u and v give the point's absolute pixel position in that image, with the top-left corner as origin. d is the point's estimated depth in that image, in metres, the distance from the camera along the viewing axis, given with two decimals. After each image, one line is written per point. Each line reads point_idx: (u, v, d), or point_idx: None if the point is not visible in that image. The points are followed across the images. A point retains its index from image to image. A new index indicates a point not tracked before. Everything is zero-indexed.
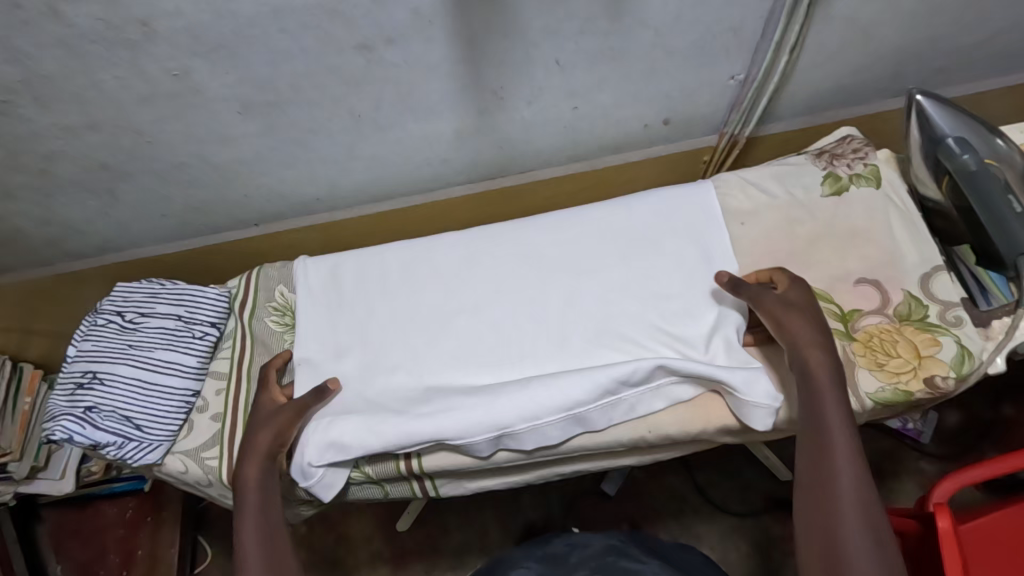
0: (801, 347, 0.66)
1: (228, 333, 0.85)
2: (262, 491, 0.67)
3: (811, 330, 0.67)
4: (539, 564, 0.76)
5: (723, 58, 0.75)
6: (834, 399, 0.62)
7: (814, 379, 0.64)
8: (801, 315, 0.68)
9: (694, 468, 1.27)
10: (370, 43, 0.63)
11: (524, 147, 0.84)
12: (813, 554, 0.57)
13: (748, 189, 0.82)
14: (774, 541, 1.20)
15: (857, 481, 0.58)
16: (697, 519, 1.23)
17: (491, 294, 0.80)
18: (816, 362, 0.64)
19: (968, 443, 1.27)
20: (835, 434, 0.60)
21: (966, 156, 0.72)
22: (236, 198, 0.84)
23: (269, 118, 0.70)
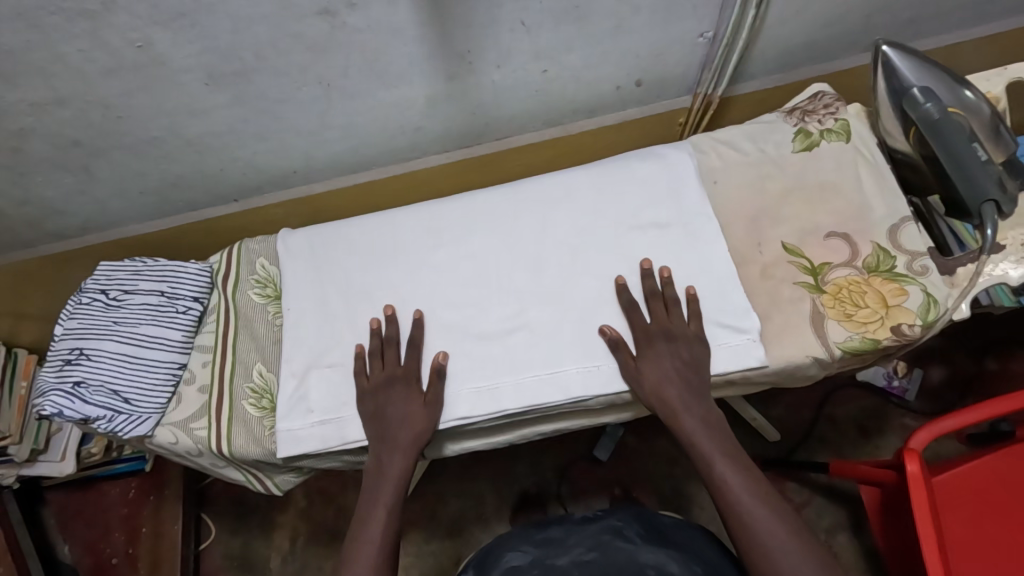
0: (675, 414, 0.70)
1: (212, 307, 0.85)
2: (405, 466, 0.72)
3: (683, 397, 0.70)
4: (535, 547, 0.76)
5: (692, 15, 0.75)
6: (721, 453, 0.68)
7: (699, 448, 0.69)
8: (658, 374, 0.71)
9: None
10: (333, 8, 0.62)
11: (496, 112, 0.84)
12: None
13: (720, 148, 0.82)
14: None
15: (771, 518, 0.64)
16: (688, 479, 1.28)
17: (467, 229, 0.84)
18: (689, 423, 0.69)
19: (950, 401, 1.31)
20: (731, 483, 0.66)
21: (929, 105, 0.69)
22: (213, 173, 0.85)
23: (237, 88, 0.71)
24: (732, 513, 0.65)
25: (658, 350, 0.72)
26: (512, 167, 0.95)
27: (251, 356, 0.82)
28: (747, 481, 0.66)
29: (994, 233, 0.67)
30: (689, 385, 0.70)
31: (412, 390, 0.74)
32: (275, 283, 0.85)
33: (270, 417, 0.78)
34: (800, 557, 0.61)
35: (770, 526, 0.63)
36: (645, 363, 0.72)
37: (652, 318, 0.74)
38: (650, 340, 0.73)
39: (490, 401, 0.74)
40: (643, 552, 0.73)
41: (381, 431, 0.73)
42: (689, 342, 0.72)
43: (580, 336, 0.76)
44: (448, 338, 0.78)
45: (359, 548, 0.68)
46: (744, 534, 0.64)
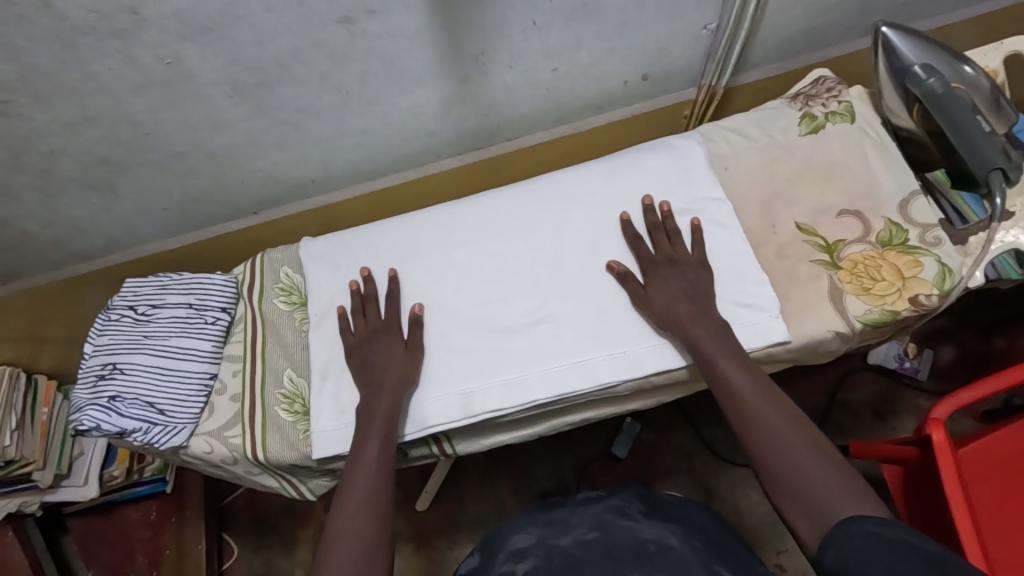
0: (682, 325, 0.72)
1: (239, 317, 0.87)
2: (396, 400, 0.74)
3: (690, 311, 0.72)
4: (539, 530, 0.73)
5: (696, 8, 0.77)
6: (724, 353, 0.69)
7: (702, 347, 0.70)
8: (667, 290, 0.74)
9: (701, 425, 1.34)
10: (353, 15, 0.64)
11: (508, 112, 0.86)
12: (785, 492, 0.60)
13: (729, 136, 0.85)
14: None
15: (778, 416, 0.64)
16: (709, 471, 1.30)
17: (486, 227, 0.85)
18: (697, 331, 0.71)
19: (962, 380, 1.32)
20: (739, 384, 0.67)
21: (932, 80, 0.71)
22: (233, 185, 0.87)
23: (261, 99, 0.72)
24: (738, 408, 0.66)
25: (662, 276, 0.76)
26: (524, 166, 0.97)
27: (280, 363, 0.83)
28: (749, 377, 0.67)
29: (1001, 202, 0.69)
30: (697, 299, 0.73)
31: (396, 338, 0.79)
32: (300, 290, 0.87)
33: (304, 421, 0.79)
34: (811, 451, 0.61)
35: (770, 418, 0.64)
36: (656, 287, 0.75)
37: (654, 249, 0.78)
38: (654, 267, 0.77)
39: (520, 392, 0.75)
40: (644, 528, 0.71)
41: (370, 372, 0.76)
42: (693, 268, 0.76)
43: (604, 324, 0.77)
44: (475, 333, 0.80)
45: (357, 470, 0.69)
46: (753, 428, 0.64)
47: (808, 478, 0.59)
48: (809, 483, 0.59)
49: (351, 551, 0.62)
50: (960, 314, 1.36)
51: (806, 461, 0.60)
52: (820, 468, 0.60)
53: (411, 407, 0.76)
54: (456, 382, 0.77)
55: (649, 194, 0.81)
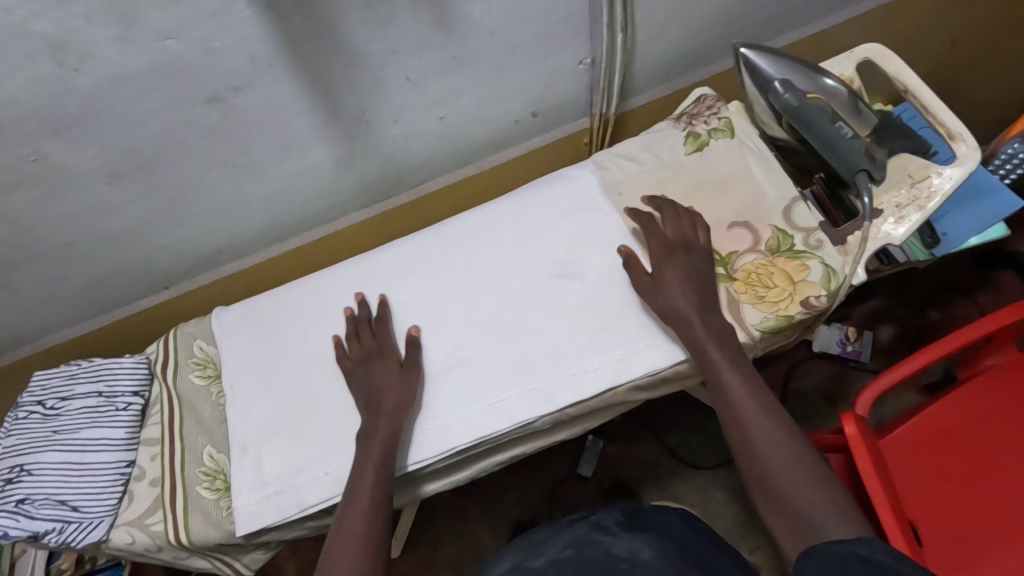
0: (688, 323, 0.71)
1: (154, 398, 0.85)
2: (386, 443, 0.72)
3: (700, 311, 0.72)
4: (513, 554, 0.67)
5: (567, 46, 0.79)
6: (727, 361, 0.69)
7: (707, 356, 0.69)
8: (679, 282, 0.73)
9: (663, 433, 1.35)
10: (220, 94, 0.65)
11: (404, 162, 0.87)
12: (773, 507, 0.62)
13: (619, 161, 0.87)
14: None
15: (769, 432, 0.64)
16: (674, 478, 1.31)
17: (394, 276, 0.86)
18: (703, 336, 0.70)
19: (901, 355, 1.37)
20: (736, 394, 0.67)
21: (788, 95, 0.75)
22: (136, 265, 0.86)
23: (143, 182, 0.72)
24: (735, 419, 0.66)
25: (669, 265, 0.75)
26: (433, 211, 0.98)
27: (199, 441, 0.81)
28: (749, 388, 0.67)
29: (870, 201, 0.73)
30: (706, 298, 0.73)
31: (392, 360, 0.78)
32: (215, 362, 0.86)
33: (226, 497, 0.78)
34: (796, 470, 0.62)
35: (767, 429, 0.65)
36: (667, 275, 0.74)
37: (665, 230, 0.78)
38: (666, 257, 0.76)
39: (439, 439, 0.75)
40: (616, 545, 0.64)
41: (366, 397, 0.76)
42: (702, 256, 0.76)
43: (518, 361, 0.78)
44: (392, 386, 0.79)
45: (345, 526, 0.67)
46: (743, 440, 0.65)
47: (791, 499, 0.61)
48: (791, 503, 0.60)
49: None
50: (893, 293, 1.41)
51: (790, 481, 0.61)
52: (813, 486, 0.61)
53: (332, 468, 0.75)
54: None
55: (648, 194, 0.83)
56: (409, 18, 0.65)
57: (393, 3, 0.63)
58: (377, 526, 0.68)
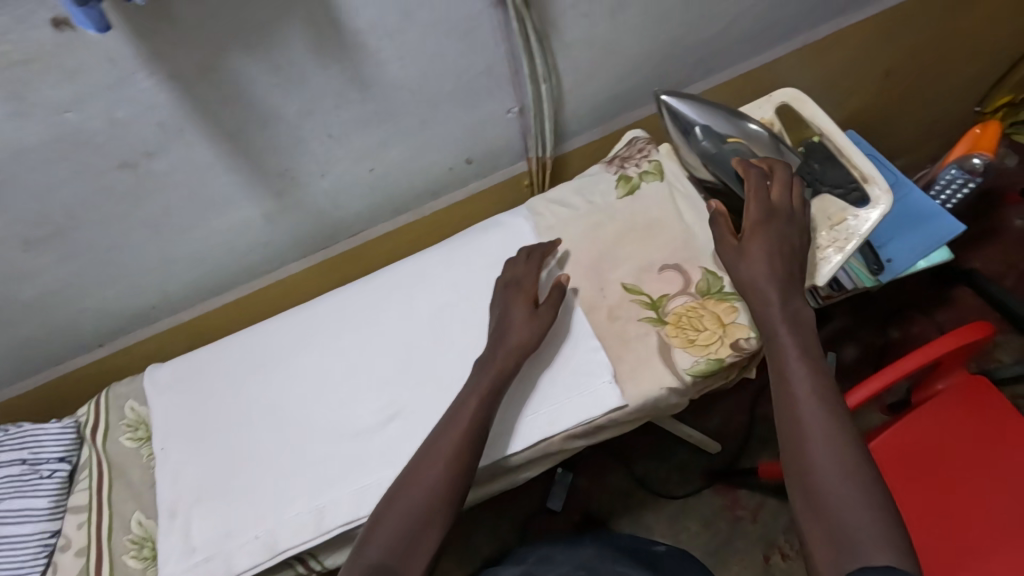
0: (768, 300, 0.66)
1: (82, 463, 0.82)
2: (462, 434, 0.66)
3: (781, 291, 0.66)
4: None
5: (493, 97, 0.80)
6: (797, 349, 0.63)
7: (778, 340, 0.64)
8: (768, 251, 0.68)
9: (632, 462, 1.34)
10: (132, 160, 0.65)
11: (338, 212, 0.87)
12: (813, 514, 0.55)
13: (553, 206, 0.87)
14: (719, 512, 1.28)
15: (831, 440, 0.57)
16: (644, 510, 1.29)
17: (328, 328, 0.85)
18: (778, 320, 0.65)
19: (866, 375, 1.36)
20: (799, 385, 0.61)
21: (708, 141, 0.78)
22: (64, 325, 0.84)
23: (60, 247, 0.71)
24: (790, 411, 0.61)
25: (762, 229, 0.69)
26: (374, 259, 0.97)
27: (128, 507, 0.79)
28: (815, 382, 0.61)
29: None
30: (790, 281, 0.67)
31: (528, 297, 0.77)
32: (146, 424, 0.84)
33: (153, 566, 0.75)
34: (856, 485, 0.54)
35: (829, 427, 0.58)
36: (769, 240, 0.68)
37: (772, 193, 0.71)
38: (760, 227, 0.69)
39: (373, 497, 0.74)
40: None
41: (490, 358, 0.72)
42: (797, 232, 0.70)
43: None
44: (325, 443, 0.78)
45: (383, 517, 0.61)
46: (797, 444, 0.58)
47: (842, 514, 0.53)
48: (842, 518, 0.53)
49: (411, 508, 0.61)
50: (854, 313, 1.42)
51: (848, 496, 0.54)
52: (863, 503, 0.53)
53: (263, 532, 0.73)
54: (310, 496, 0.75)
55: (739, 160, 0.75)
56: (321, 80, 0.66)
57: (303, 67, 0.63)
58: (427, 524, 0.60)
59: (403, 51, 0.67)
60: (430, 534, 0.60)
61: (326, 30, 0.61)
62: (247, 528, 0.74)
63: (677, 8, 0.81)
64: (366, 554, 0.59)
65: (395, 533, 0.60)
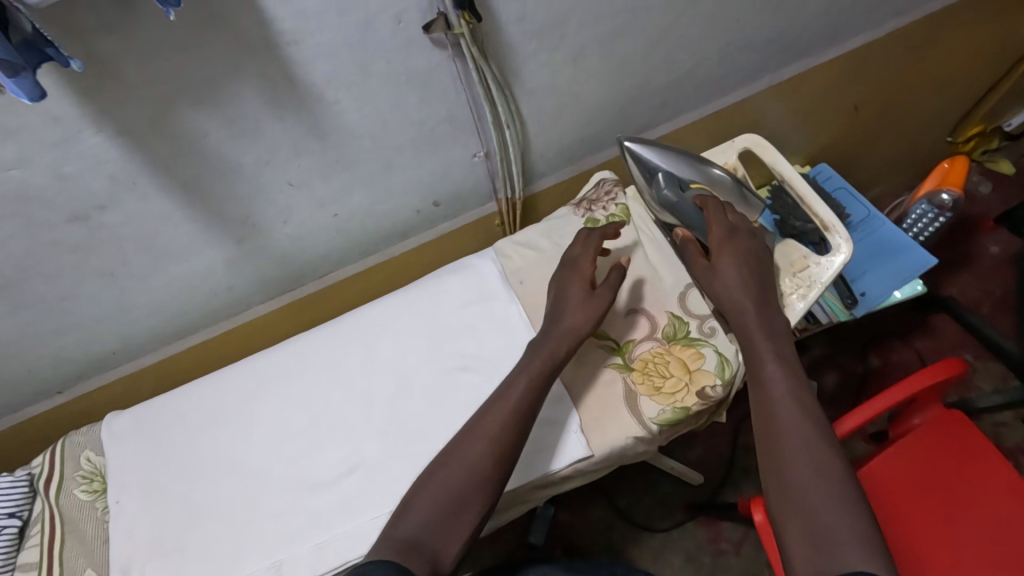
0: (744, 310, 0.67)
1: (33, 518, 0.80)
2: (508, 416, 0.65)
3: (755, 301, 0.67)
4: None
5: (457, 142, 0.80)
6: (773, 354, 0.64)
7: (755, 346, 0.65)
8: (738, 265, 0.69)
9: (613, 495, 1.32)
10: (83, 213, 0.64)
11: (303, 255, 0.86)
12: (789, 512, 0.54)
13: (520, 249, 0.87)
14: (702, 546, 1.26)
15: (809, 441, 0.57)
16: (627, 545, 1.27)
17: (292, 374, 0.84)
18: (754, 327, 0.66)
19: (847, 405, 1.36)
20: (776, 388, 0.62)
21: (667, 190, 0.79)
22: (19, 374, 0.82)
23: (11, 299, 0.70)
24: (767, 413, 0.61)
25: (727, 248, 0.70)
26: (340, 301, 0.96)
27: (79, 564, 0.76)
28: (790, 387, 0.61)
29: None
30: (762, 295, 0.68)
31: (584, 280, 0.75)
32: (102, 475, 0.82)
33: None
34: (830, 487, 0.53)
35: (804, 429, 0.58)
36: (736, 254, 0.69)
37: (728, 217, 0.73)
38: (726, 244, 0.70)
39: (334, 551, 0.72)
40: None
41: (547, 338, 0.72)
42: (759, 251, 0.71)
43: (415, 462, 0.76)
44: (286, 495, 0.76)
45: (419, 498, 0.60)
46: (772, 447, 0.58)
47: (815, 514, 0.52)
48: (816, 516, 0.52)
49: (444, 490, 0.60)
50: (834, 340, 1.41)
51: (821, 495, 0.53)
52: (840, 501, 0.52)
53: None
54: (269, 551, 0.73)
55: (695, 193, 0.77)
56: (277, 131, 0.65)
57: (257, 119, 0.63)
58: (467, 508, 0.59)
59: (361, 102, 0.67)
60: (464, 518, 0.59)
61: (279, 85, 0.61)
62: None
63: (638, 55, 0.82)
64: (401, 529, 0.58)
65: (430, 511, 0.59)
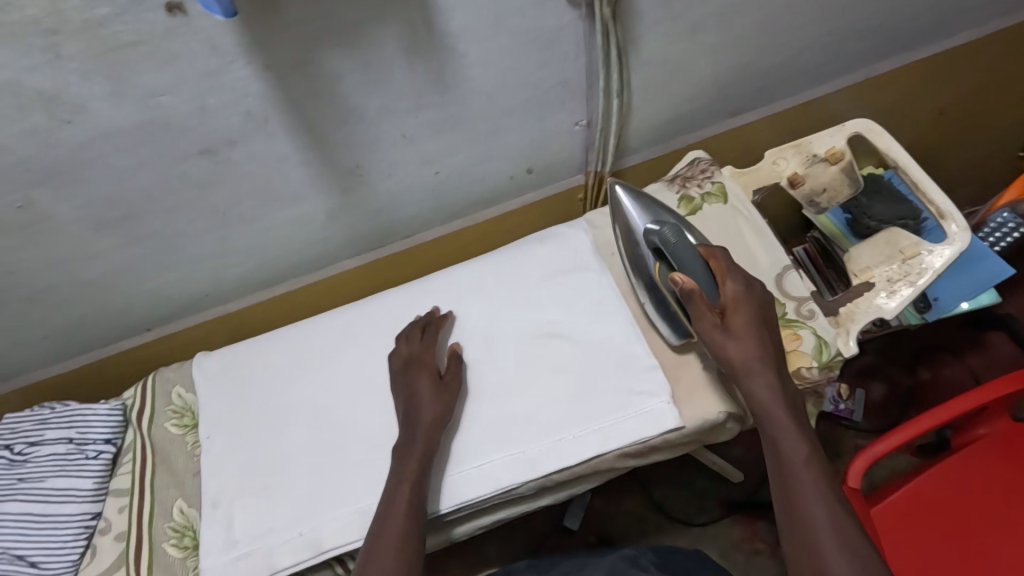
0: (759, 385, 0.65)
1: (126, 446, 0.82)
2: (412, 511, 0.66)
3: (768, 370, 0.65)
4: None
5: (563, 109, 0.80)
6: (793, 428, 0.63)
7: (772, 420, 0.63)
8: (752, 337, 0.66)
9: (648, 486, 1.31)
10: (213, 147, 0.65)
11: (396, 213, 0.87)
12: None
13: (612, 221, 0.87)
14: (737, 544, 1.25)
15: (839, 528, 0.57)
16: (661, 535, 1.26)
17: (378, 328, 0.84)
18: (767, 399, 0.64)
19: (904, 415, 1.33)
20: (797, 468, 0.61)
21: (668, 229, 0.73)
22: (117, 307, 0.84)
23: (130, 229, 0.71)
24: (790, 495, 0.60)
25: (739, 313, 0.67)
26: (421, 264, 0.97)
27: (170, 494, 0.78)
28: (811, 464, 0.61)
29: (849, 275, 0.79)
30: (777, 360, 0.66)
31: (431, 369, 0.76)
32: (192, 411, 0.84)
33: (194, 556, 0.74)
34: None
35: (830, 514, 0.58)
36: (744, 325, 0.67)
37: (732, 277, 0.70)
38: (738, 309, 0.67)
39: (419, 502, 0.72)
40: None
41: (416, 405, 0.73)
42: (762, 318, 0.69)
43: (502, 420, 0.76)
44: (371, 445, 0.77)
45: None
46: (805, 539, 0.58)
47: None
48: None
49: None
50: (882, 350, 1.36)
51: None
52: None
53: (306, 530, 0.72)
54: (354, 498, 0.74)
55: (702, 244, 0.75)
56: (405, 80, 0.66)
57: (391, 66, 0.63)
58: None
59: (487, 58, 0.67)
60: None
61: (418, 31, 0.61)
62: (290, 524, 0.73)
63: (752, 32, 0.81)
64: None
65: None
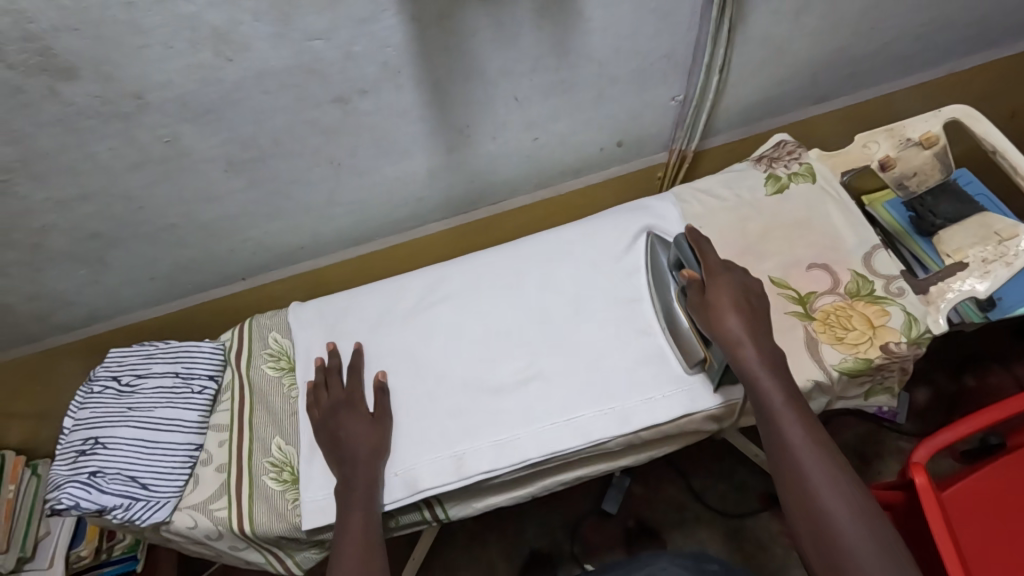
0: (744, 351, 0.66)
1: (226, 385, 0.86)
2: (368, 531, 0.68)
3: (756, 336, 0.67)
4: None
5: (663, 82, 0.83)
6: (784, 393, 0.63)
7: (758, 384, 0.64)
8: (734, 307, 0.69)
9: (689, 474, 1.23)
10: (346, 95, 0.68)
11: (490, 178, 0.90)
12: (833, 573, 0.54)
13: (700, 196, 0.90)
14: (774, 538, 1.15)
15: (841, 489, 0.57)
16: (699, 525, 1.18)
17: (469, 286, 0.88)
18: (755, 364, 0.65)
19: None
20: (789, 432, 0.61)
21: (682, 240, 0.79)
22: (223, 253, 0.88)
23: (254, 172, 0.75)
24: (788, 461, 0.60)
25: (720, 284, 0.71)
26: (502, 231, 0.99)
27: (268, 432, 0.82)
28: (805, 427, 0.61)
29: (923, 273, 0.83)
30: (760, 323, 0.69)
31: (361, 408, 0.77)
32: (288, 355, 0.87)
33: (292, 490, 0.77)
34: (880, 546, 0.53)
35: (832, 478, 0.58)
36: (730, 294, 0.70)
37: (713, 255, 0.75)
38: (719, 282, 0.71)
39: (511, 449, 0.74)
40: None
41: (341, 445, 0.74)
42: (748, 289, 0.72)
43: (591, 376, 0.78)
44: (464, 394, 0.79)
45: None
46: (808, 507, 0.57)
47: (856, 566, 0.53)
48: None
49: None
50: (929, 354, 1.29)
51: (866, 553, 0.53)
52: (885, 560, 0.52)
53: (401, 470, 0.74)
54: (448, 444, 0.76)
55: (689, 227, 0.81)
56: (531, 40, 0.70)
57: (521, 26, 0.67)
58: None
59: (607, 24, 0.71)
60: None
61: None
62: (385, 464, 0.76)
63: (850, 18, 0.84)
64: None
65: None
